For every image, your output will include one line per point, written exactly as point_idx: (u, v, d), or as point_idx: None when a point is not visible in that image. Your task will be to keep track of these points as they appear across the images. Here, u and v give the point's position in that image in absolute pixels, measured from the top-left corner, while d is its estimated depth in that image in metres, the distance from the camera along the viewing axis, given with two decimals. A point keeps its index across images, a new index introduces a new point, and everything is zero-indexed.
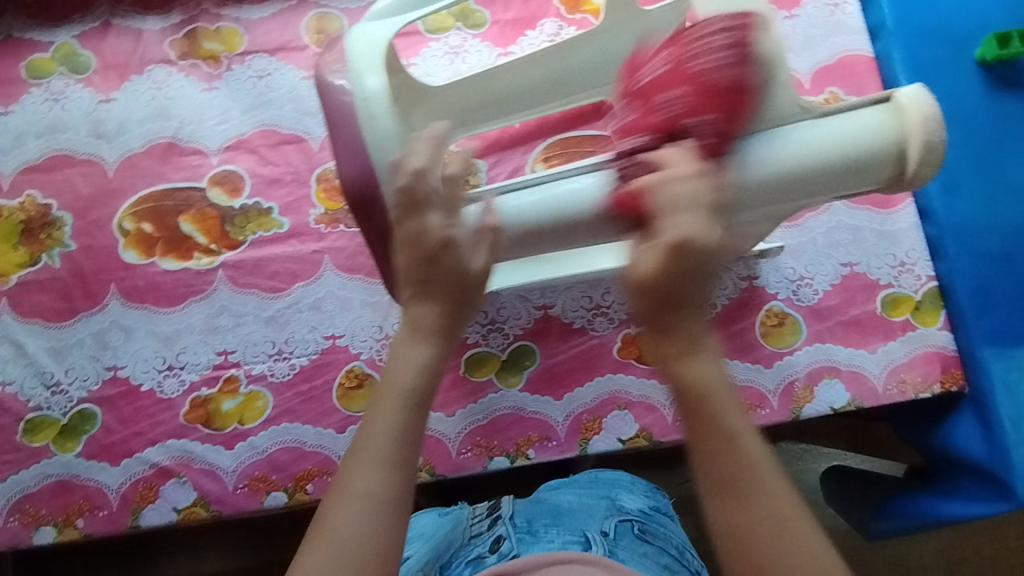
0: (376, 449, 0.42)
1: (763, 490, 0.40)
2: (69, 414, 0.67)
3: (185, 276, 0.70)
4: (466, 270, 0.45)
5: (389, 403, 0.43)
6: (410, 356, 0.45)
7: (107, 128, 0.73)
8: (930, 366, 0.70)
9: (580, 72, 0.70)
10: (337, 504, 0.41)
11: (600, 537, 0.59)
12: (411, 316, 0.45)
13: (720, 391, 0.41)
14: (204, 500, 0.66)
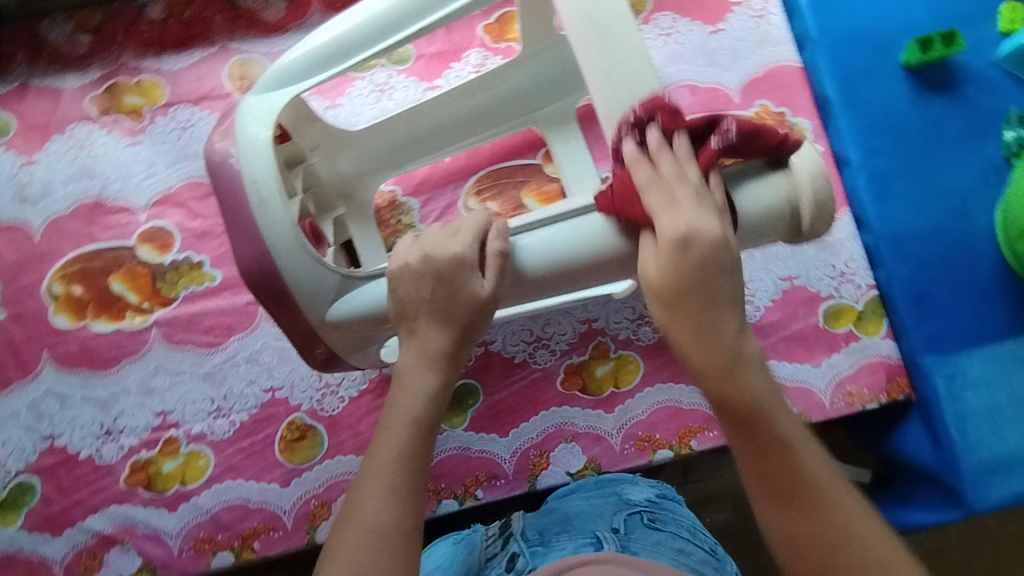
0: (388, 478, 0.43)
1: (826, 505, 0.38)
2: (9, 486, 0.66)
3: (118, 337, 0.69)
4: (479, 296, 0.46)
5: (397, 429, 0.45)
6: (416, 383, 0.46)
7: (32, 192, 0.72)
8: (876, 376, 0.69)
9: (503, 105, 0.68)
10: (348, 535, 0.41)
11: (612, 534, 0.54)
12: (420, 342, 0.47)
13: (769, 408, 0.39)
14: (149, 565, 0.65)
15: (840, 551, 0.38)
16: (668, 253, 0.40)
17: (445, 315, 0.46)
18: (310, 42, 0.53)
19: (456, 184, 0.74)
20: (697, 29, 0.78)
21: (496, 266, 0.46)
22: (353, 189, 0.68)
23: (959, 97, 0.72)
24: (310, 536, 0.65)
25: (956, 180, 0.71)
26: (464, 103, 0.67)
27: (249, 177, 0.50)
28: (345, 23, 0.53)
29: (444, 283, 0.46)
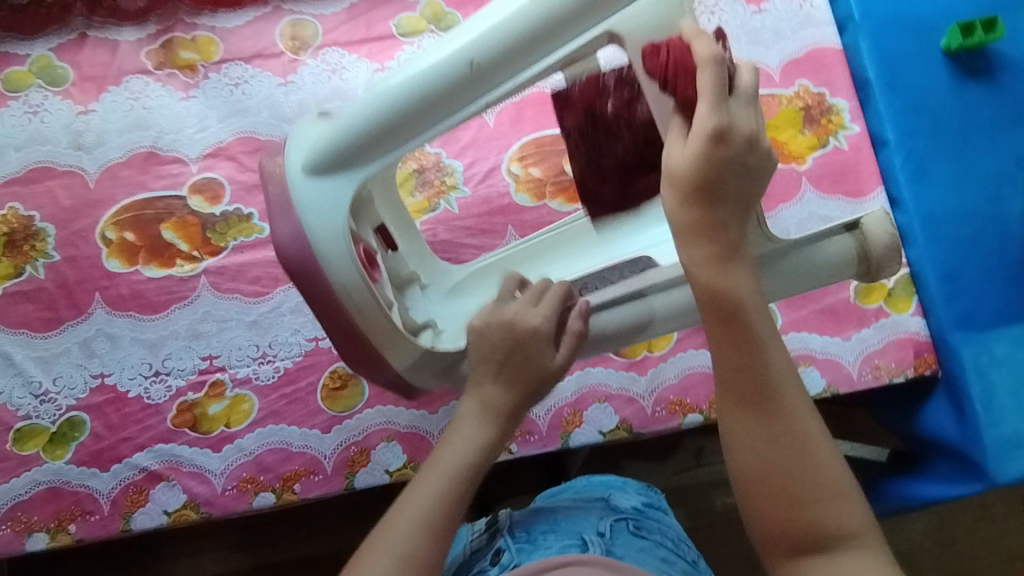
0: (420, 514, 0.45)
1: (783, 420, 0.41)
2: (58, 422, 0.68)
3: (168, 283, 0.71)
4: (548, 368, 0.50)
5: (446, 468, 0.48)
6: (468, 431, 0.49)
7: (87, 140, 0.74)
8: (903, 351, 0.71)
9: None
10: (373, 555, 0.44)
11: (598, 538, 0.58)
12: (482, 395, 0.50)
13: (750, 304, 0.42)
14: (194, 502, 0.67)
15: (786, 445, 0.41)
16: (702, 145, 0.39)
17: (509, 373, 0.50)
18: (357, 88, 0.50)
19: (499, 149, 0.75)
20: (739, 8, 0.79)
21: (573, 342, 0.50)
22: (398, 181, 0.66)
23: (997, 85, 0.74)
24: (349, 481, 0.68)
25: (990, 165, 0.72)
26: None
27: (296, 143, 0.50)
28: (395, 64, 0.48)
29: (520, 350, 0.49)
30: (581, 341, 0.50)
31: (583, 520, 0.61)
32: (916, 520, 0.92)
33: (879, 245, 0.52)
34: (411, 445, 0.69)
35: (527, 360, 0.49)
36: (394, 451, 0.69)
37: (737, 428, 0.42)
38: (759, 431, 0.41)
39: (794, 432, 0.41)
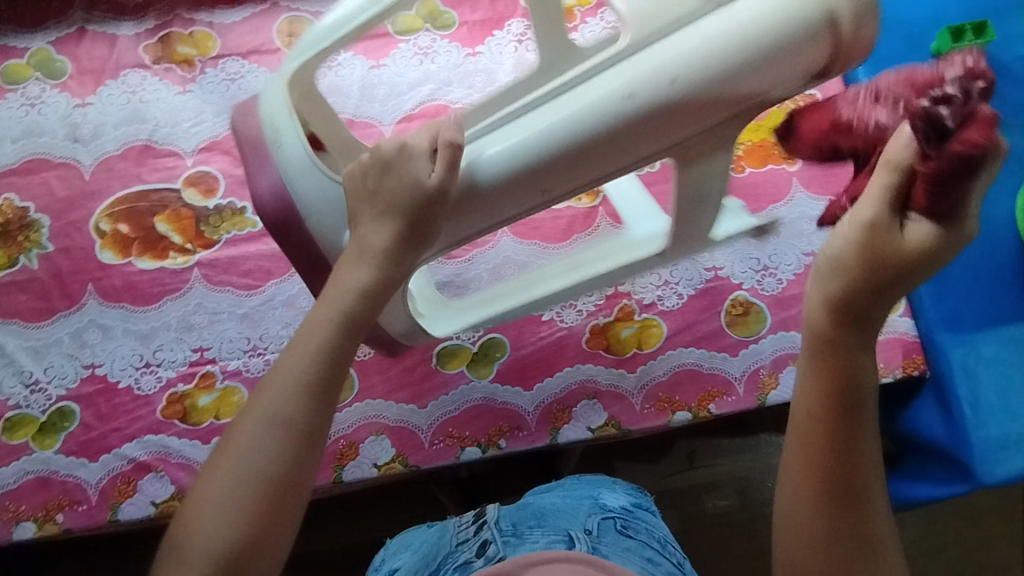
0: (299, 375, 0.44)
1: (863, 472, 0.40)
2: (48, 411, 0.68)
3: (160, 275, 0.72)
4: (422, 182, 0.46)
5: (321, 326, 0.45)
6: (352, 277, 0.47)
7: (83, 132, 0.75)
8: (892, 351, 0.71)
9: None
10: (246, 422, 0.43)
11: (584, 535, 0.58)
12: (361, 238, 0.48)
13: (865, 391, 0.41)
14: (181, 494, 0.67)
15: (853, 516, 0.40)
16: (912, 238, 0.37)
17: (389, 211, 0.47)
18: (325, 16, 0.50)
19: None
20: None
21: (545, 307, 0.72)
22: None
23: (986, 88, 0.75)
24: (337, 474, 0.68)
25: None
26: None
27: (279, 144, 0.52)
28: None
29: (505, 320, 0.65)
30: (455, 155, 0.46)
31: (570, 518, 0.62)
32: (907, 525, 0.92)
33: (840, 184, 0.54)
34: (399, 439, 0.69)
35: (427, 209, 0.47)
36: (382, 445, 0.69)
37: (803, 456, 0.41)
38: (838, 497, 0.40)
39: (860, 456, 0.40)
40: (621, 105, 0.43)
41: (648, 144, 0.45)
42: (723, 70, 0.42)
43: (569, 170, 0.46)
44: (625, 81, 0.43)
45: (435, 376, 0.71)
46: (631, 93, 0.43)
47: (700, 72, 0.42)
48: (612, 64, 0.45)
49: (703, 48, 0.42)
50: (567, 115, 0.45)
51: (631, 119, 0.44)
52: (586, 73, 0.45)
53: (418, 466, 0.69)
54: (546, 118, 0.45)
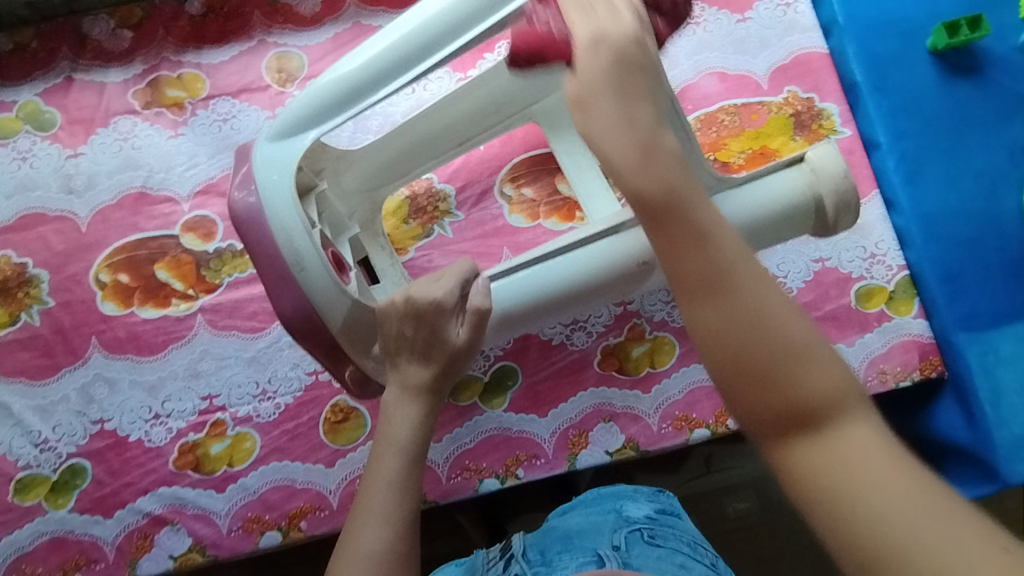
0: (381, 509, 0.47)
1: (801, 382, 0.35)
2: (60, 470, 0.68)
3: (164, 323, 0.71)
4: (455, 343, 0.50)
5: (387, 457, 0.49)
6: (402, 415, 0.51)
7: (77, 183, 0.74)
8: (908, 354, 0.70)
9: (505, 99, 0.67)
10: (346, 563, 0.45)
11: (613, 551, 0.57)
12: (404, 377, 0.51)
13: (736, 265, 0.37)
14: (199, 545, 0.66)
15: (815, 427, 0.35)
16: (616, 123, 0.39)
17: (430, 354, 0.51)
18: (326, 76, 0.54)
19: (491, 171, 0.75)
20: (724, 18, 0.79)
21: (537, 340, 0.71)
22: (361, 206, 0.69)
23: (985, 81, 0.74)
24: None
25: (984, 163, 0.72)
26: (471, 99, 0.66)
27: (273, 188, 0.51)
28: (353, 61, 0.53)
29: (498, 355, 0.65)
30: (482, 318, 0.51)
31: (597, 535, 0.61)
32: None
33: (830, 190, 0.54)
34: None
35: (455, 355, 0.51)
36: None
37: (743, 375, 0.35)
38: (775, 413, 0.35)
39: (775, 345, 0.35)
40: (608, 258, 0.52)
41: (633, 287, 0.55)
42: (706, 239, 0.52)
43: (565, 309, 0.56)
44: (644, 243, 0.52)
45: (448, 409, 0.70)
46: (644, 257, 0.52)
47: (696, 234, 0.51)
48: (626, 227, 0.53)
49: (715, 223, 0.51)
50: (578, 270, 0.53)
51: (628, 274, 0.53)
52: (611, 229, 0.53)
53: (437, 501, 0.68)
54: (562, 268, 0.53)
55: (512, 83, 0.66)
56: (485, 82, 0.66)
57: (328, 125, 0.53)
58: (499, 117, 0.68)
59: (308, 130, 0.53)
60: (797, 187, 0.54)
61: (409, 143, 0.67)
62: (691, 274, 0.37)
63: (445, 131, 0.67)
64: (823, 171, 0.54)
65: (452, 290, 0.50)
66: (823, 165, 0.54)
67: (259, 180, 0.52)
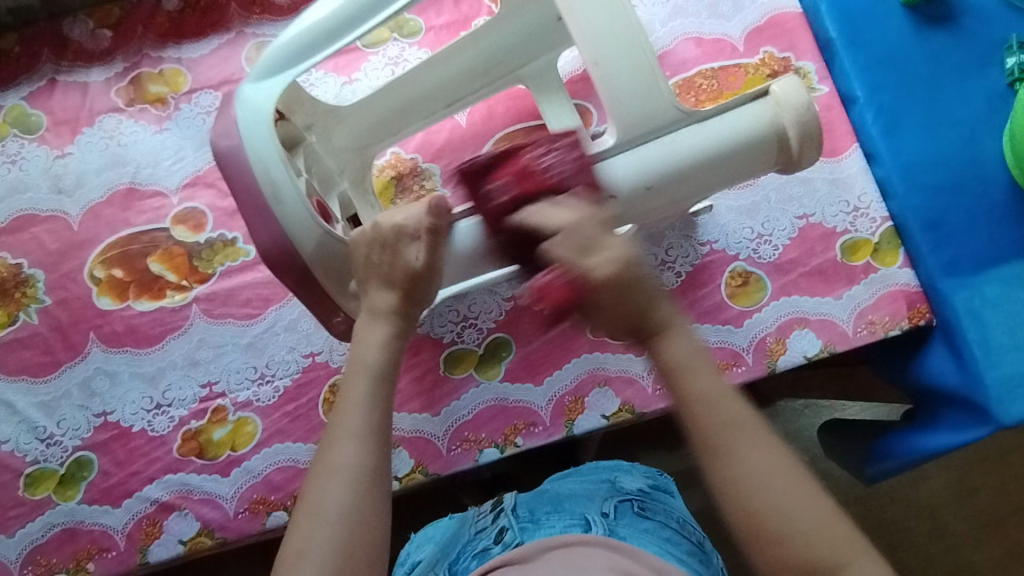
0: (353, 425, 0.47)
1: (751, 461, 0.41)
2: (66, 463, 0.69)
3: (161, 315, 0.72)
4: (412, 267, 0.50)
5: (358, 378, 0.49)
6: (373, 335, 0.50)
7: (67, 182, 0.75)
8: (896, 304, 0.71)
9: (493, 61, 0.68)
10: (324, 479, 0.45)
11: (601, 518, 0.58)
12: (371, 302, 0.51)
13: (690, 365, 0.43)
14: (208, 529, 0.67)
15: (752, 488, 0.41)
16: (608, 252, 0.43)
17: (392, 280, 0.51)
18: (303, 21, 0.55)
19: (474, 148, 0.76)
20: None
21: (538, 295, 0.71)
22: (350, 163, 0.69)
23: (959, 29, 0.75)
24: None
25: (962, 111, 0.73)
26: (453, 62, 0.67)
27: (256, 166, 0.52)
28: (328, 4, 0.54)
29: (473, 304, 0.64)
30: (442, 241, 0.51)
31: (586, 502, 0.62)
32: (933, 472, 0.92)
33: (793, 118, 0.52)
34: (416, 450, 0.70)
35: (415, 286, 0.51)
36: (401, 457, 0.70)
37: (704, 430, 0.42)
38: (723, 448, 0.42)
39: (723, 417, 0.42)
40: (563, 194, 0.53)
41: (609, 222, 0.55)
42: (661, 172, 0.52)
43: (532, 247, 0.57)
44: (634, 169, 0.52)
45: (445, 383, 0.71)
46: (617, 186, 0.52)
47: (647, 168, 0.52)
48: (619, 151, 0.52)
49: (675, 154, 0.52)
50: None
51: (608, 207, 0.52)
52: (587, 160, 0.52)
53: (439, 473, 0.69)
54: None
55: (501, 43, 0.67)
56: (464, 43, 0.67)
57: (303, 65, 0.54)
58: (488, 79, 0.68)
59: (285, 72, 0.54)
60: (759, 119, 0.53)
61: (393, 107, 0.68)
62: (673, 372, 0.43)
63: (433, 92, 0.68)
64: (785, 101, 0.53)
65: (415, 216, 0.51)
66: (785, 95, 0.53)
67: (241, 134, 0.53)
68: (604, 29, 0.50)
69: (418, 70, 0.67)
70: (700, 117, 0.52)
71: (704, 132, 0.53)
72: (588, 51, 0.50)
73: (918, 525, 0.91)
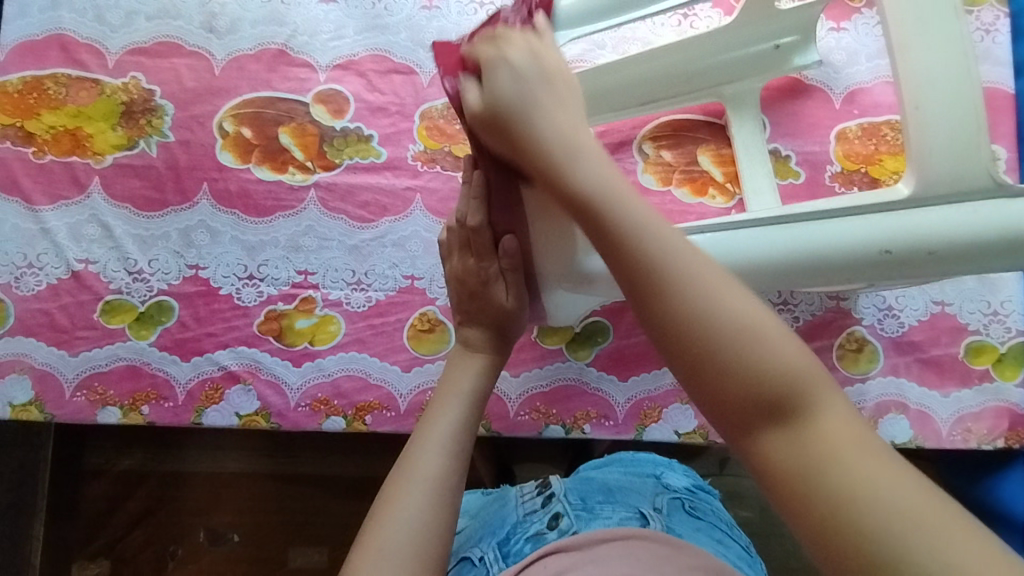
0: (445, 436, 0.47)
1: (728, 365, 0.33)
2: (147, 302, 0.68)
3: (277, 189, 0.70)
4: (502, 306, 0.53)
5: (451, 398, 0.49)
6: (468, 363, 0.52)
7: (220, 24, 0.72)
8: (999, 419, 0.69)
9: (698, 73, 0.67)
10: (407, 484, 0.44)
11: (655, 513, 0.57)
12: (465, 337, 0.54)
13: (638, 233, 0.37)
14: (265, 411, 0.67)
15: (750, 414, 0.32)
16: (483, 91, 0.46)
17: (478, 317, 0.54)
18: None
19: (633, 124, 0.73)
20: None
21: None
22: None
23: None
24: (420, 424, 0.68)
25: None
26: (665, 60, 0.66)
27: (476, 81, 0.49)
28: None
29: None
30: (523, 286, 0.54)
31: (638, 497, 0.60)
32: None
33: None
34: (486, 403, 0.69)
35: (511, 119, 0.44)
36: None
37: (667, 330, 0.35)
38: (679, 342, 0.34)
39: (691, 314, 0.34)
40: (788, 244, 0.47)
41: (851, 282, 0.47)
42: (945, 240, 0.45)
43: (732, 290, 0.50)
44: (921, 229, 0.45)
45: (532, 348, 0.70)
46: (890, 243, 0.45)
47: (924, 238, 0.45)
48: (908, 206, 0.45)
49: (981, 225, 0.44)
50: (834, 240, 0.46)
51: (871, 264, 0.46)
52: (785, 218, 0.47)
53: (500, 432, 0.69)
54: (813, 234, 0.47)
55: (712, 58, 0.66)
56: (687, 47, 0.65)
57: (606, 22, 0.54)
58: (688, 88, 0.68)
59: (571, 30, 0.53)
60: None
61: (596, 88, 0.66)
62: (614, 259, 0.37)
63: (634, 86, 0.67)
64: None
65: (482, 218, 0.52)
66: None
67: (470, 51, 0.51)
68: (941, 74, 0.45)
69: (638, 58, 0.65)
70: (1015, 193, 0.44)
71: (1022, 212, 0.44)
72: (911, 92, 0.46)
73: None
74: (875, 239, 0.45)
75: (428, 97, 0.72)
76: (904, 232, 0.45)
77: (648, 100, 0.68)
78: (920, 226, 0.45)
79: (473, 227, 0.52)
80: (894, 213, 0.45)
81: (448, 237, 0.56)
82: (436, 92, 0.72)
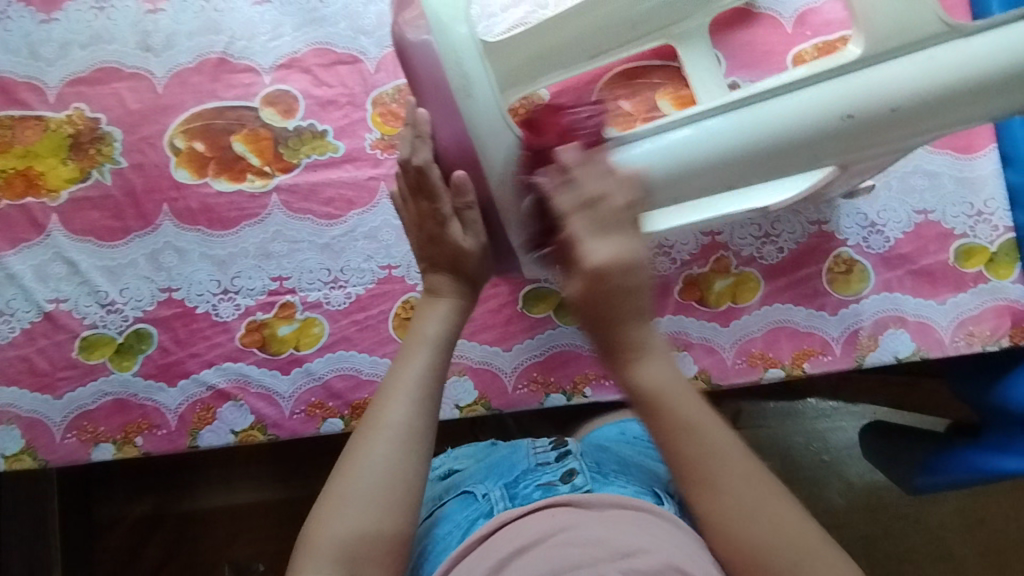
0: (412, 387, 0.49)
1: (729, 502, 0.45)
2: (125, 333, 0.67)
3: (238, 199, 0.68)
4: (461, 246, 0.52)
5: (418, 348, 0.51)
6: (435, 311, 0.53)
7: (155, 41, 0.70)
8: (1001, 319, 0.68)
9: (643, 17, 0.65)
10: (374, 435, 0.47)
11: (668, 496, 0.54)
12: (431, 284, 0.54)
13: (669, 390, 0.47)
14: (261, 424, 0.66)
15: (740, 555, 0.45)
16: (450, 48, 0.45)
17: (440, 262, 0.54)
18: None
19: (590, 80, 0.72)
20: None
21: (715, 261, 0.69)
22: None
23: None
24: None
25: None
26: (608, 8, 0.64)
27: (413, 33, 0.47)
28: None
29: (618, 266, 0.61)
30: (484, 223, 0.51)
31: (652, 476, 0.57)
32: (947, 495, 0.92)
33: None
34: (482, 381, 0.68)
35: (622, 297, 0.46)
36: (465, 386, 0.67)
37: (684, 454, 0.46)
38: (695, 478, 0.46)
39: (707, 453, 0.46)
40: (753, 125, 0.47)
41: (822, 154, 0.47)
42: (908, 90, 0.45)
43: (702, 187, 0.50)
44: (878, 85, 0.45)
45: (521, 320, 0.69)
46: (851, 107, 0.45)
47: (886, 92, 0.45)
48: (860, 67, 0.45)
49: (934, 72, 0.44)
50: (792, 114, 0.46)
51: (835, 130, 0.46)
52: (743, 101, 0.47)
53: (501, 409, 0.68)
54: (771, 112, 0.46)
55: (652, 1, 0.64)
56: None
57: None
58: (635, 35, 0.67)
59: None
60: None
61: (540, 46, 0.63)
62: (657, 410, 0.46)
63: (579, 39, 0.64)
64: None
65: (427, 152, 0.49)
66: None
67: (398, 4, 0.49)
68: None
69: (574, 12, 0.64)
70: (966, 31, 0.45)
71: (975, 52, 0.44)
72: None
73: (926, 543, 0.91)
74: (833, 102, 0.45)
75: (378, 83, 0.70)
76: (867, 92, 0.45)
77: (597, 54, 0.66)
78: (878, 81, 0.45)
79: (420, 167, 0.50)
80: (849, 74, 0.45)
81: (399, 182, 0.54)
82: (384, 77, 0.70)
